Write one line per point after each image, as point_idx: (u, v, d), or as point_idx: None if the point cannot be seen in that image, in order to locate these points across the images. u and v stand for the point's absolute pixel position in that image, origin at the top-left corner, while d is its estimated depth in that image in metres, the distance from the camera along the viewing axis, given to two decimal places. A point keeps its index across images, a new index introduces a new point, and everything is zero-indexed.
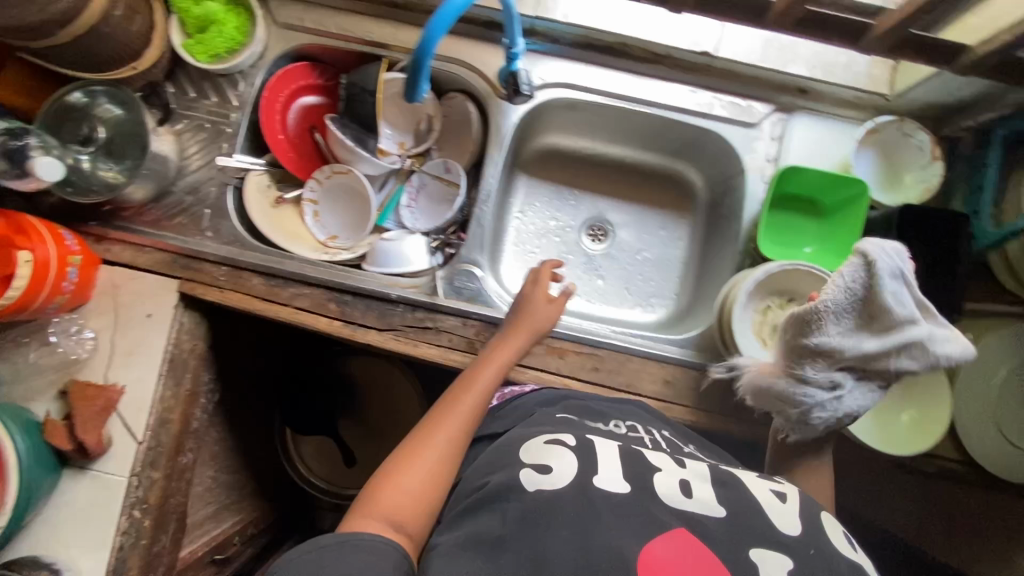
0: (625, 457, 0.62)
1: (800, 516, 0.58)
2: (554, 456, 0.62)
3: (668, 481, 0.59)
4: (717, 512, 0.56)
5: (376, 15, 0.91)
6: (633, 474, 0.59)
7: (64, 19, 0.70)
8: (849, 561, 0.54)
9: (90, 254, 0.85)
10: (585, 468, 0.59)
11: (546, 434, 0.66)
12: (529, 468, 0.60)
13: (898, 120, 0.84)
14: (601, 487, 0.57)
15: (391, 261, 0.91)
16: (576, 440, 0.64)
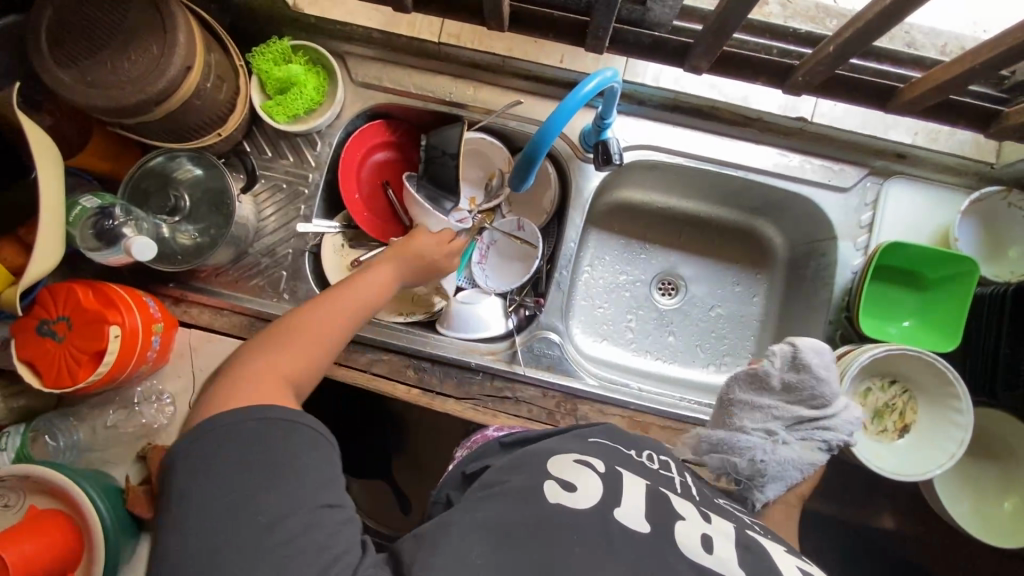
0: (652, 499, 0.55)
1: None
2: (583, 476, 0.56)
3: (689, 532, 0.52)
4: (738, 575, 0.49)
5: (455, 74, 0.89)
6: (660, 518, 0.52)
7: (160, 99, 0.68)
8: None
9: (169, 318, 0.85)
10: (610, 498, 0.53)
11: (574, 453, 0.60)
12: (553, 482, 0.54)
13: (1003, 191, 0.81)
14: (624, 522, 0.51)
15: (470, 326, 0.88)
16: (607, 469, 0.58)
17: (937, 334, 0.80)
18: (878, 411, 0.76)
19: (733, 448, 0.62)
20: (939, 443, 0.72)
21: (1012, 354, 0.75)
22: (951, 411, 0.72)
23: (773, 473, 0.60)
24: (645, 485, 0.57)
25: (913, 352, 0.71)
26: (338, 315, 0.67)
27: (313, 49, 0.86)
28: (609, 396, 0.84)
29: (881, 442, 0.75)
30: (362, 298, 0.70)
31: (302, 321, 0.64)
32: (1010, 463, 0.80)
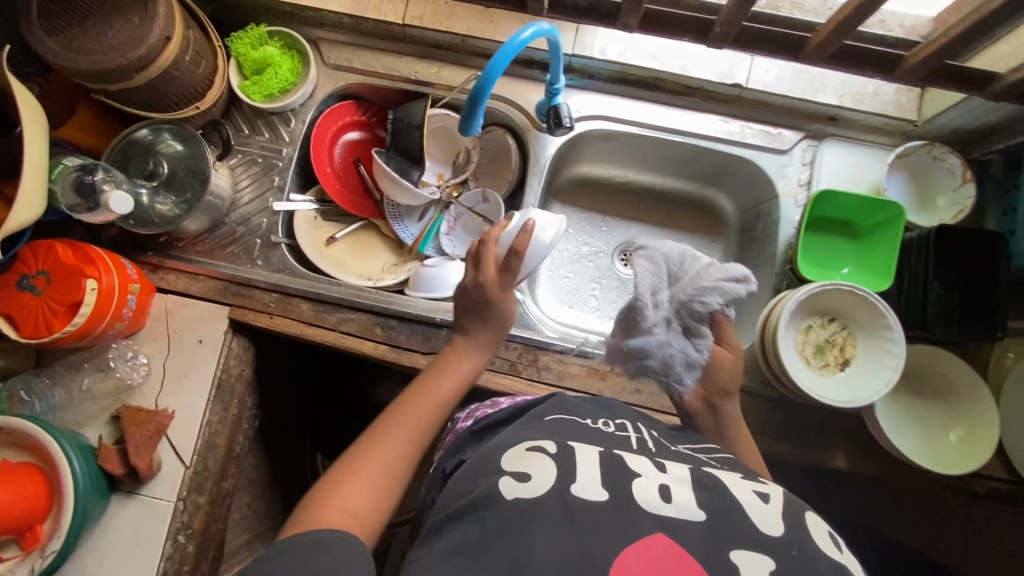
0: (606, 465, 0.54)
1: (782, 515, 0.49)
2: (535, 462, 0.53)
3: (647, 486, 0.51)
4: (697, 517, 0.48)
5: (419, 55, 0.96)
6: (615, 482, 0.51)
7: (138, 66, 0.75)
8: (834, 562, 0.46)
9: (146, 283, 0.88)
10: (564, 473, 0.51)
11: (527, 440, 0.58)
12: (508, 477, 0.52)
13: (927, 145, 0.86)
14: (580, 496, 0.49)
15: (436, 286, 0.93)
16: (559, 446, 0.56)
17: (876, 279, 0.84)
18: (819, 347, 0.81)
19: (646, 353, 0.67)
20: (877, 372, 0.76)
21: (942, 291, 0.80)
22: (885, 342, 0.76)
23: (666, 369, 0.68)
24: (600, 452, 0.56)
25: (844, 287, 0.76)
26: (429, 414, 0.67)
27: (287, 33, 0.93)
28: (569, 346, 0.89)
29: (823, 375, 0.79)
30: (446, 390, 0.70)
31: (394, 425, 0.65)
32: (951, 395, 0.84)
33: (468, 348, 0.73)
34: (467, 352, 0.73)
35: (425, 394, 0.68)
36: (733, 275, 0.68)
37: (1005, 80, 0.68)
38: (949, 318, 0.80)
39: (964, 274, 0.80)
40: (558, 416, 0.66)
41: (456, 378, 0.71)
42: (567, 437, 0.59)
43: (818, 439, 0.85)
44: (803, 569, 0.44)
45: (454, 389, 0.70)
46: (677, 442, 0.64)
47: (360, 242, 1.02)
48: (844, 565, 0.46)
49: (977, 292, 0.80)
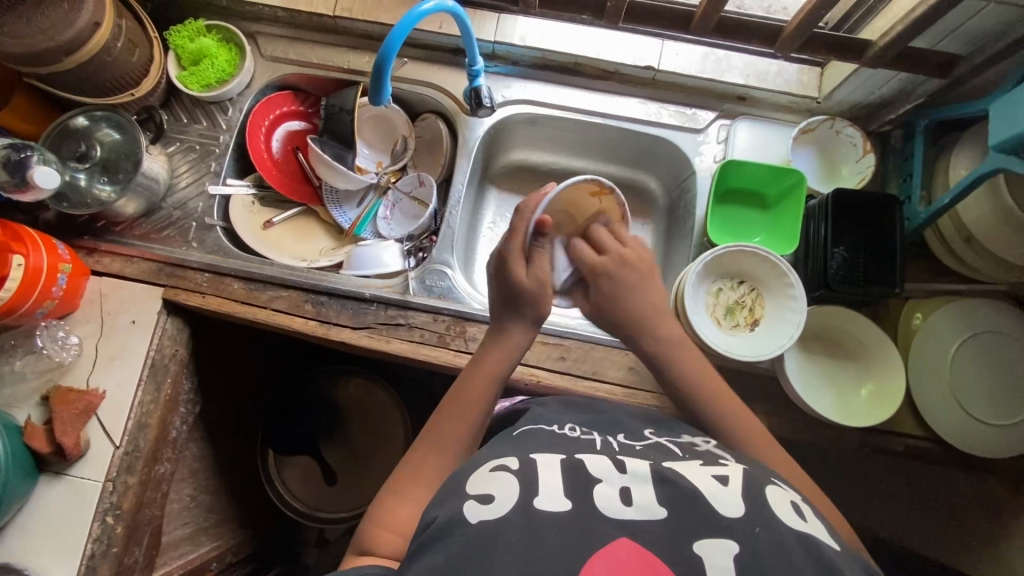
0: (569, 472, 0.54)
1: (743, 496, 0.51)
2: (497, 482, 0.53)
3: (609, 490, 0.51)
4: (659, 515, 0.49)
5: (353, 46, 1.01)
6: (579, 490, 0.51)
7: (69, 49, 0.79)
8: (798, 535, 0.48)
9: (80, 264, 0.90)
10: (526, 489, 0.52)
11: (490, 460, 0.58)
12: (472, 501, 0.52)
13: (829, 119, 0.92)
14: (543, 508, 0.49)
15: (367, 264, 0.96)
16: (520, 461, 0.56)
17: (781, 244, 0.90)
18: (729, 308, 0.85)
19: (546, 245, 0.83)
20: (783, 326, 0.79)
21: (847, 253, 0.84)
22: (789, 299, 0.79)
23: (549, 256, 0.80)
24: (561, 460, 0.57)
25: (748, 249, 0.80)
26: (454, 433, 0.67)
27: (224, 26, 0.97)
28: (495, 318, 0.91)
29: (734, 334, 0.83)
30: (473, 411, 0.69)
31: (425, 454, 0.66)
32: (862, 356, 0.87)
33: (497, 348, 0.74)
34: (496, 354, 0.73)
35: (462, 408, 0.69)
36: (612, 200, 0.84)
37: (876, 45, 0.73)
38: (854, 280, 0.83)
39: (865, 235, 0.84)
40: (534, 425, 0.67)
41: (490, 382, 0.71)
42: (528, 450, 0.59)
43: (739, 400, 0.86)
44: (765, 548, 0.46)
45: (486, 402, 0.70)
46: (648, 432, 0.67)
47: (299, 227, 1.05)
48: (806, 534, 0.48)
49: (879, 253, 0.83)
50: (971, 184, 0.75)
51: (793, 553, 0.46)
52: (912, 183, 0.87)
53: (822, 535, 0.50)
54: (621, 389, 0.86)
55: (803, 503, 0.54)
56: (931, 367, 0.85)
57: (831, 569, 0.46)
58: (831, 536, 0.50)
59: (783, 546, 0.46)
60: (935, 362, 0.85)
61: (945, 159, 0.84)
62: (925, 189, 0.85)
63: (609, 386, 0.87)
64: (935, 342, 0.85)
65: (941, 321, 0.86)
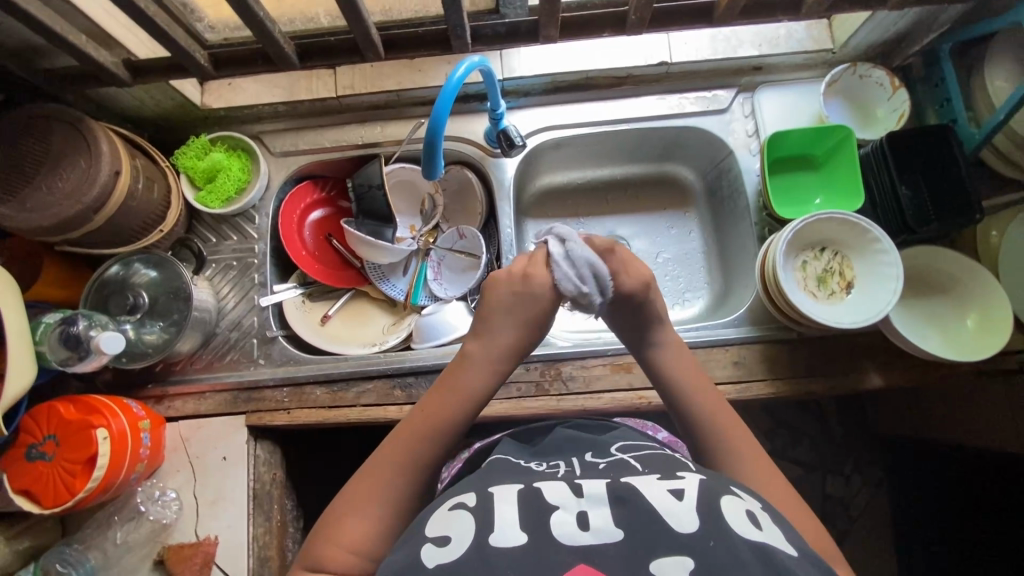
0: (525, 503, 0.51)
1: (698, 510, 0.49)
2: (456, 522, 0.51)
3: (566, 516, 0.49)
4: (615, 537, 0.47)
5: (360, 120, 0.98)
6: (535, 519, 0.49)
7: (97, 206, 0.75)
8: (752, 545, 0.46)
9: (155, 416, 0.86)
10: (482, 526, 0.49)
11: (447, 498, 0.56)
12: (429, 544, 0.49)
13: (850, 66, 0.92)
14: (499, 545, 0.47)
15: (437, 332, 0.94)
16: (478, 496, 0.54)
17: (846, 199, 0.88)
18: (820, 278, 0.83)
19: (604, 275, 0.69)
20: (881, 288, 0.78)
21: (912, 193, 0.83)
22: (879, 255, 0.78)
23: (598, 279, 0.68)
24: (519, 490, 0.54)
25: (825, 216, 0.79)
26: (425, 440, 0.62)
27: (228, 135, 0.94)
28: (587, 349, 0.89)
29: (833, 303, 0.81)
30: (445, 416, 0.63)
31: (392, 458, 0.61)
32: (954, 287, 0.86)
33: (468, 365, 0.66)
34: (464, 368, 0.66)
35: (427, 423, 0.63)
36: None
37: None
38: (929, 217, 0.82)
39: (925, 172, 0.83)
40: (506, 455, 0.63)
41: (464, 399, 0.64)
42: (486, 483, 0.56)
43: (848, 363, 0.86)
44: (721, 562, 0.44)
45: (461, 413, 0.64)
46: (615, 447, 0.63)
47: (354, 312, 1.02)
48: (761, 544, 0.46)
49: (945, 184, 0.83)
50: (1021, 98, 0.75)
51: (746, 561, 0.44)
52: (954, 106, 0.86)
53: (780, 541, 0.48)
54: (734, 386, 0.85)
55: (760, 511, 0.51)
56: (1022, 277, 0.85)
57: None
58: (785, 541, 0.48)
59: (739, 557, 0.44)
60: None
61: (981, 76, 0.84)
62: (969, 110, 0.85)
63: (721, 387, 0.86)
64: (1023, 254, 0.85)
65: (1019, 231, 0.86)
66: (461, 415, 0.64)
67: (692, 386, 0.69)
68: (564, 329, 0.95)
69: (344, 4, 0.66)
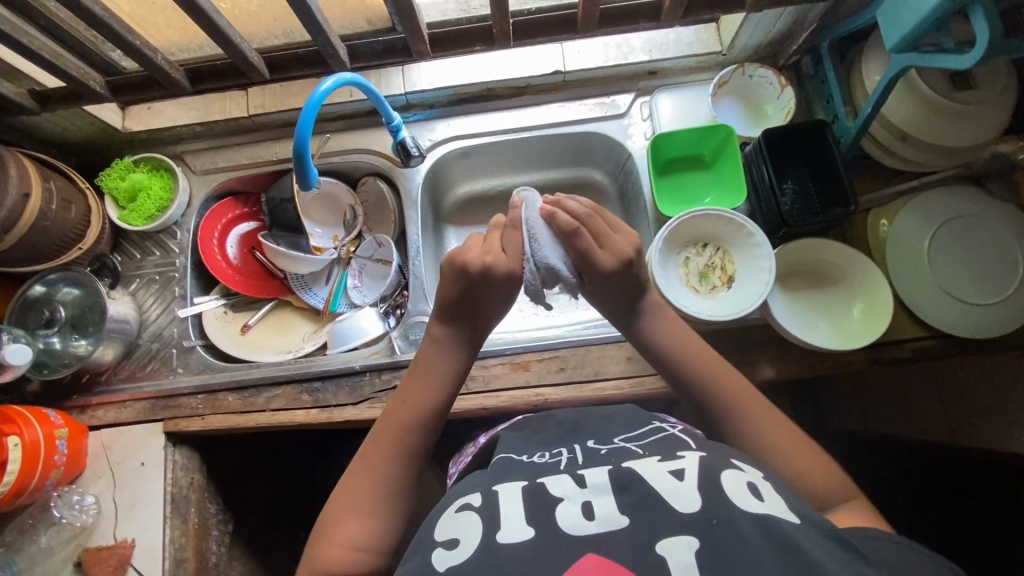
0: (530, 498, 0.53)
1: (699, 487, 0.51)
2: (462, 523, 0.53)
3: (570, 508, 0.51)
4: (621, 523, 0.48)
5: (276, 137, 1.03)
6: (540, 514, 0.51)
7: (5, 226, 0.81)
8: (754, 517, 0.47)
9: (76, 425, 0.90)
10: (489, 526, 0.51)
11: (455, 500, 0.57)
12: (438, 548, 0.51)
13: (738, 67, 0.94)
14: (506, 541, 0.49)
15: (349, 337, 0.97)
16: (483, 496, 0.56)
17: (733, 197, 0.91)
18: (702, 273, 0.86)
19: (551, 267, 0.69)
20: (756, 275, 0.80)
21: (797, 187, 0.86)
22: (754, 249, 0.80)
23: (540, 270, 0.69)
24: (523, 487, 0.55)
25: (699, 213, 0.82)
26: (405, 420, 0.66)
27: (149, 156, 0.99)
28: (487, 349, 0.92)
29: (714, 296, 0.84)
30: (422, 395, 0.67)
31: (378, 445, 0.65)
32: (840, 278, 0.88)
33: (436, 355, 0.69)
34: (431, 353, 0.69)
35: (404, 407, 0.67)
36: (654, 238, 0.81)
37: None
38: (811, 211, 0.85)
39: (808, 168, 0.86)
40: (508, 452, 0.65)
41: (438, 379, 0.68)
42: (492, 481, 0.58)
43: (740, 356, 0.87)
44: (724, 537, 0.45)
45: (434, 392, 0.67)
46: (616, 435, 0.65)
47: (275, 321, 1.06)
48: (763, 515, 0.47)
49: (826, 177, 0.85)
50: (885, 90, 0.77)
51: (748, 534, 0.45)
52: (835, 102, 0.89)
53: (782, 511, 0.49)
54: (626, 381, 0.87)
55: (761, 482, 0.53)
56: (910, 266, 0.86)
57: (788, 543, 0.45)
58: (789, 509, 0.49)
59: (739, 532, 0.45)
60: (912, 262, 0.86)
61: (857, 71, 0.86)
62: (848, 105, 0.87)
63: (616, 382, 0.88)
64: (909, 242, 0.87)
65: (905, 221, 0.88)
66: (437, 391, 0.68)
67: (683, 362, 0.70)
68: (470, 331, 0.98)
69: (212, 32, 0.71)
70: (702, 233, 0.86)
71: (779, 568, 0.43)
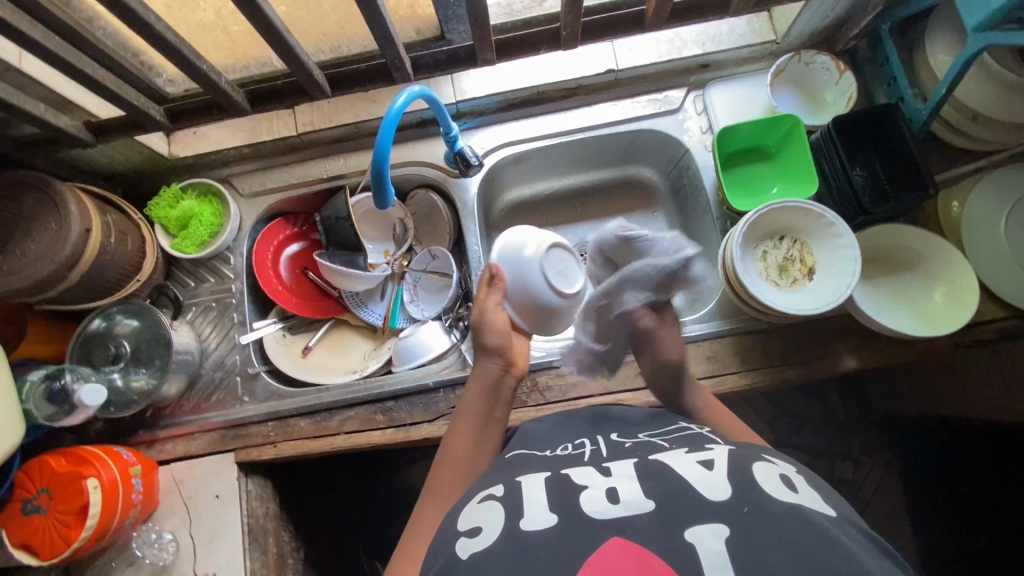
0: (553, 487, 0.51)
1: (728, 475, 0.48)
2: (485, 513, 0.51)
3: (595, 494, 0.48)
4: (647, 507, 0.45)
5: (325, 154, 1.01)
6: (563, 501, 0.48)
7: (71, 263, 0.78)
8: (789, 507, 0.44)
9: (146, 460, 0.88)
10: (512, 513, 0.49)
11: (478, 491, 0.56)
12: (462, 537, 0.49)
13: (794, 55, 0.93)
14: (529, 528, 0.46)
15: (416, 354, 0.95)
16: (506, 486, 0.54)
17: (800, 188, 0.90)
18: (781, 266, 0.85)
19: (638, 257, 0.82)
20: (840, 266, 0.79)
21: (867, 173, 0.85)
22: (836, 240, 0.80)
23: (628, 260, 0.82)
24: (547, 477, 0.53)
25: (777, 206, 0.81)
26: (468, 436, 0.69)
27: (198, 182, 0.97)
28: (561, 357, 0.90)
29: (796, 290, 0.83)
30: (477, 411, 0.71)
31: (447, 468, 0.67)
32: (918, 262, 0.86)
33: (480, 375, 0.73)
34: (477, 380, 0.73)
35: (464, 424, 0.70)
36: (739, 227, 0.80)
37: None
38: (884, 196, 0.83)
39: (877, 151, 0.84)
40: (518, 450, 0.63)
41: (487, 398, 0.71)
42: (514, 473, 0.56)
43: (822, 347, 0.86)
44: (758, 525, 0.42)
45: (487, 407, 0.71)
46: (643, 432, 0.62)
47: (334, 341, 1.04)
48: (799, 505, 0.44)
49: (897, 160, 0.84)
50: (961, 69, 0.75)
51: (782, 521, 0.42)
52: (900, 84, 0.87)
53: (817, 504, 0.46)
54: (708, 381, 0.86)
55: (794, 475, 0.50)
56: (985, 245, 0.85)
57: (826, 534, 0.42)
58: (825, 503, 0.47)
59: (777, 520, 0.42)
60: (987, 241, 0.85)
61: (923, 52, 0.85)
62: (914, 87, 0.86)
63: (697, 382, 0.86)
64: (983, 222, 0.86)
65: (979, 200, 0.87)
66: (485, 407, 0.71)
67: None
68: (540, 340, 0.97)
69: (280, 50, 0.70)
70: (782, 226, 0.85)
71: (820, 555, 0.39)
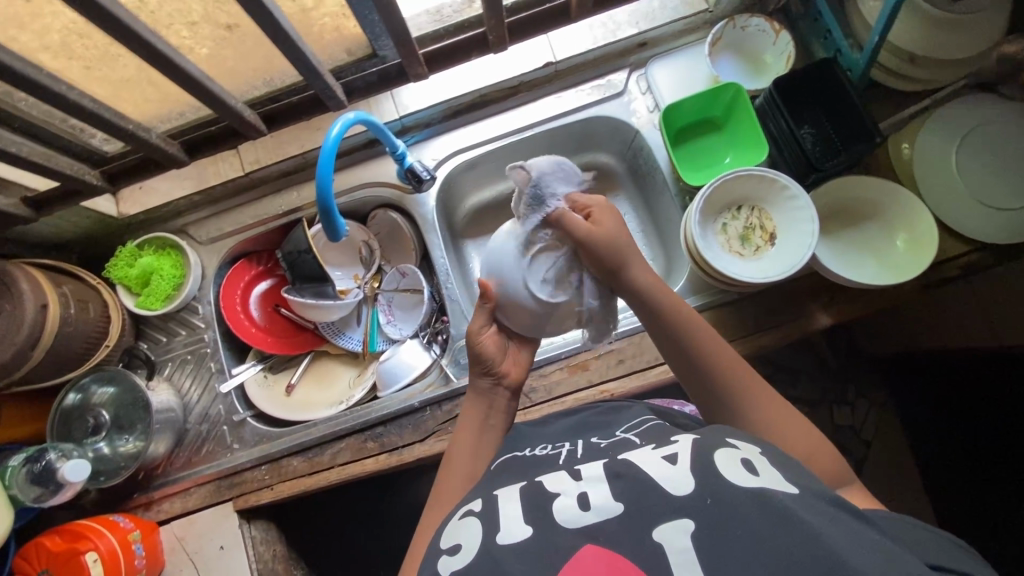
0: (524, 495, 0.51)
1: (692, 467, 0.47)
2: (462, 530, 0.51)
3: (567, 501, 0.49)
4: (616, 511, 0.46)
5: (276, 189, 1.00)
6: (536, 511, 0.49)
7: (32, 342, 0.77)
8: (751, 496, 0.43)
9: (145, 523, 0.87)
10: (471, 536, 0.49)
11: (460, 506, 0.55)
12: (444, 556, 0.50)
13: (728, 21, 0.92)
14: (505, 541, 0.47)
15: (399, 375, 0.96)
16: (484, 501, 0.54)
17: (750, 154, 0.90)
18: (742, 236, 0.85)
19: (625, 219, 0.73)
20: (800, 228, 0.79)
21: (815, 131, 0.84)
22: (792, 203, 0.80)
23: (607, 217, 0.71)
24: (521, 485, 0.53)
25: (729, 175, 0.81)
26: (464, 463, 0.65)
27: (152, 237, 0.96)
28: (542, 357, 0.90)
29: (760, 257, 0.83)
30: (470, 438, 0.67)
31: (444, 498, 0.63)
32: (876, 211, 0.87)
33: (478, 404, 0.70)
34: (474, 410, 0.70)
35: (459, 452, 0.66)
36: (695, 201, 0.80)
37: None
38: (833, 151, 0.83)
39: (822, 108, 0.85)
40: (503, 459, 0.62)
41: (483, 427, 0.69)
42: (492, 484, 0.56)
43: (795, 309, 0.86)
44: (722, 519, 0.42)
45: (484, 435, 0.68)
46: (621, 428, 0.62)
47: (316, 374, 1.03)
48: (761, 490, 0.44)
49: (842, 114, 0.84)
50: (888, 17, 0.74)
51: (744, 510, 0.42)
52: (835, 37, 0.87)
53: (779, 484, 0.46)
54: None
55: (757, 458, 0.49)
56: (937, 183, 0.86)
57: (787, 517, 0.42)
58: (786, 481, 0.46)
59: (738, 512, 0.42)
60: (938, 179, 0.86)
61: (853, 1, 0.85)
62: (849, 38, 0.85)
63: None
64: (933, 160, 0.87)
65: (926, 140, 0.88)
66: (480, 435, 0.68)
67: (692, 323, 0.66)
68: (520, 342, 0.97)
69: (205, 96, 0.69)
70: (738, 196, 0.85)
71: (785, 547, 0.40)
